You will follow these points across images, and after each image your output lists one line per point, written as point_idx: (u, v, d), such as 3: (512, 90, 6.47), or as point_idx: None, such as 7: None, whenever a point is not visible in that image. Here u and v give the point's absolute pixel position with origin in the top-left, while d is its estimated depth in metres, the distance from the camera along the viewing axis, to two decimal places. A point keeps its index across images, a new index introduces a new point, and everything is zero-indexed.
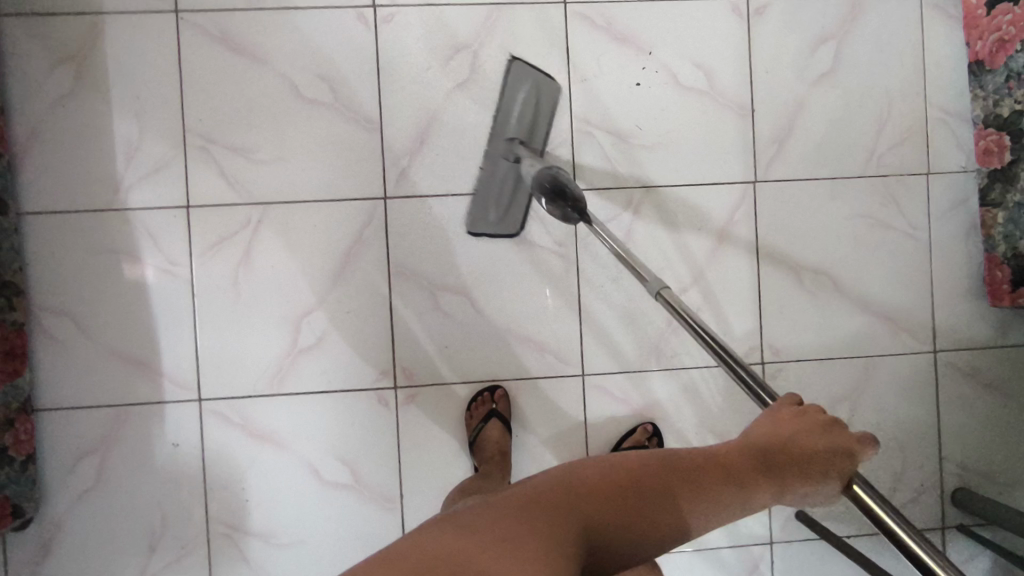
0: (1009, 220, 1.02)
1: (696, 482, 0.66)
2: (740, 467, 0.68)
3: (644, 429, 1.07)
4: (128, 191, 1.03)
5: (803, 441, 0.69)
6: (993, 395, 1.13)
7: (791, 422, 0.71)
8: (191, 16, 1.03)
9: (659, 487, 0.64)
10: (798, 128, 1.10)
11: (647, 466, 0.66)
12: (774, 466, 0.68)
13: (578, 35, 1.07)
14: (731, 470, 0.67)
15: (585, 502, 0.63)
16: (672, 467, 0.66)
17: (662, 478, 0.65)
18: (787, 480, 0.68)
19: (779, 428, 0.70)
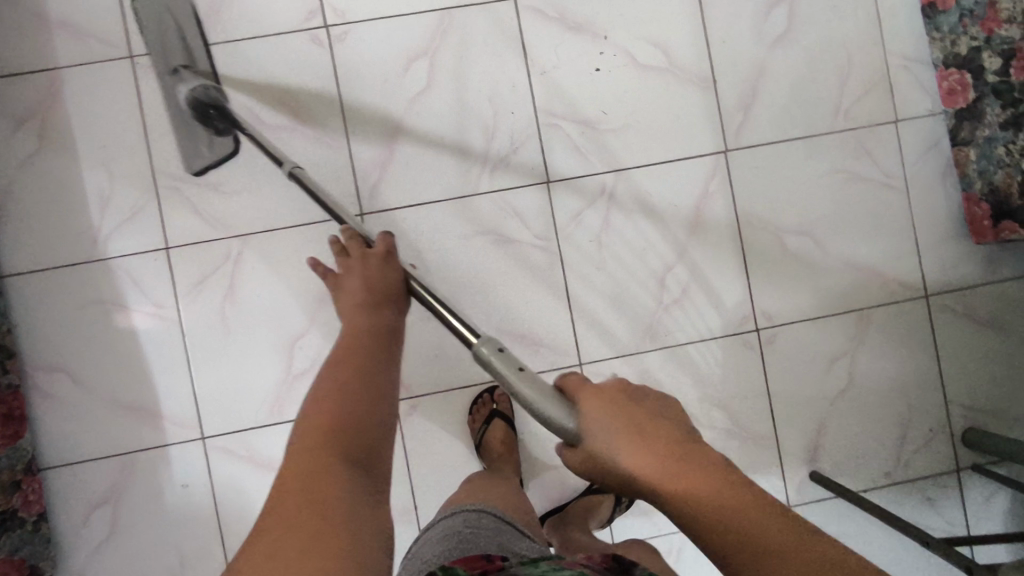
0: (981, 156, 1.02)
1: (372, 366, 0.64)
2: (365, 338, 0.68)
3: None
4: (106, 240, 1.03)
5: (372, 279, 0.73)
6: (990, 331, 1.13)
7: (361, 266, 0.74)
8: (146, 59, 1.03)
9: (364, 382, 0.62)
10: (762, 93, 1.10)
11: (338, 378, 0.62)
12: (374, 308, 0.71)
13: (531, 29, 1.07)
14: (358, 349, 0.66)
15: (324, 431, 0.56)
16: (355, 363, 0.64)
17: (358, 376, 0.62)
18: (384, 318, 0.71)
19: (360, 287, 0.72)
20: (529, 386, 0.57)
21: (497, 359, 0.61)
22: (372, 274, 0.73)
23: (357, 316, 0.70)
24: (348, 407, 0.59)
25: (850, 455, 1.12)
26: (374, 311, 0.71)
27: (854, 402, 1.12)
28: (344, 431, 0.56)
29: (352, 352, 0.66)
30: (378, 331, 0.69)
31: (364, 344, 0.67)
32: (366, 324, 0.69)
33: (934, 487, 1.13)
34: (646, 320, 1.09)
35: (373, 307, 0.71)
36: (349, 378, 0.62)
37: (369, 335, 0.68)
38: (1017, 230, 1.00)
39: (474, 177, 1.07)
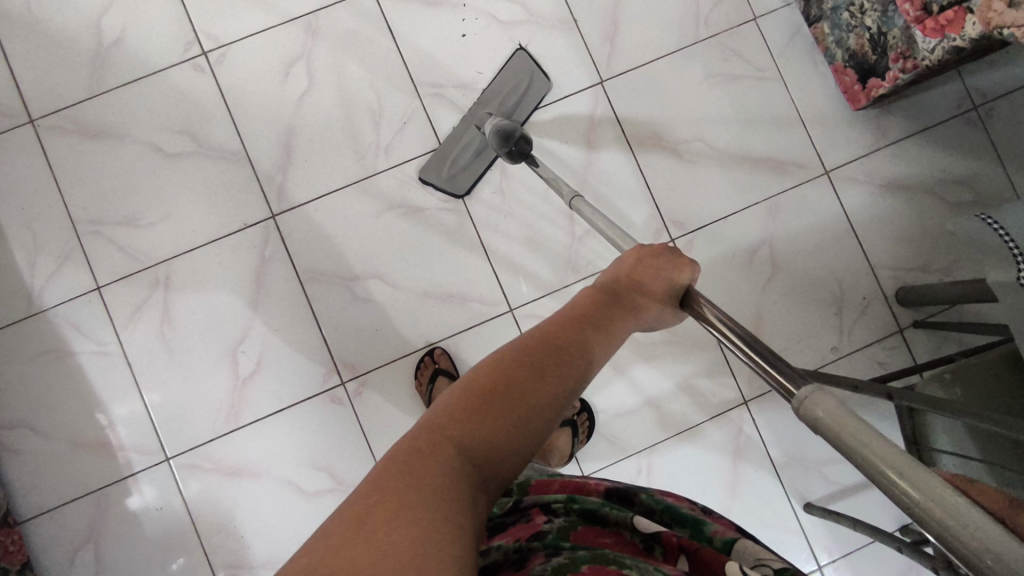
0: (834, 27, 1.07)
1: (580, 347, 0.61)
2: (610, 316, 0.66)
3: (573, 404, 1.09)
4: (40, 293, 1.08)
5: (644, 280, 0.70)
6: (897, 192, 1.16)
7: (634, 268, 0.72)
8: (46, 120, 1.10)
9: (555, 357, 0.58)
10: (622, 21, 1.16)
11: (547, 340, 0.60)
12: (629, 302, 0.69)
13: (394, 12, 1.14)
14: (586, 321, 0.65)
15: (490, 383, 0.54)
16: (562, 337, 0.61)
17: (550, 355, 0.58)
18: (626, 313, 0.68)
19: (629, 273, 0.71)
20: (982, 526, 0.32)
21: (876, 439, 0.37)
22: (657, 274, 0.70)
23: (603, 303, 0.68)
24: (518, 377, 0.55)
25: (793, 339, 1.14)
26: (624, 299, 0.69)
27: (784, 288, 1.14)
28: (505, 401, 0.53)
29: (574, 330, 0.63)
30: (611, 319, 0.66)
31: (588, 317, 0.65)
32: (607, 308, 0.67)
33: (883, 352, 1.14)
34: (564, 255, 1.12)
35: (621, 298, 0.69)
36: (539, 355, 0.58)
37: (594, 317, 0.65)
38: (881, 84, 1.03)
39: (371, 158, 1.12)
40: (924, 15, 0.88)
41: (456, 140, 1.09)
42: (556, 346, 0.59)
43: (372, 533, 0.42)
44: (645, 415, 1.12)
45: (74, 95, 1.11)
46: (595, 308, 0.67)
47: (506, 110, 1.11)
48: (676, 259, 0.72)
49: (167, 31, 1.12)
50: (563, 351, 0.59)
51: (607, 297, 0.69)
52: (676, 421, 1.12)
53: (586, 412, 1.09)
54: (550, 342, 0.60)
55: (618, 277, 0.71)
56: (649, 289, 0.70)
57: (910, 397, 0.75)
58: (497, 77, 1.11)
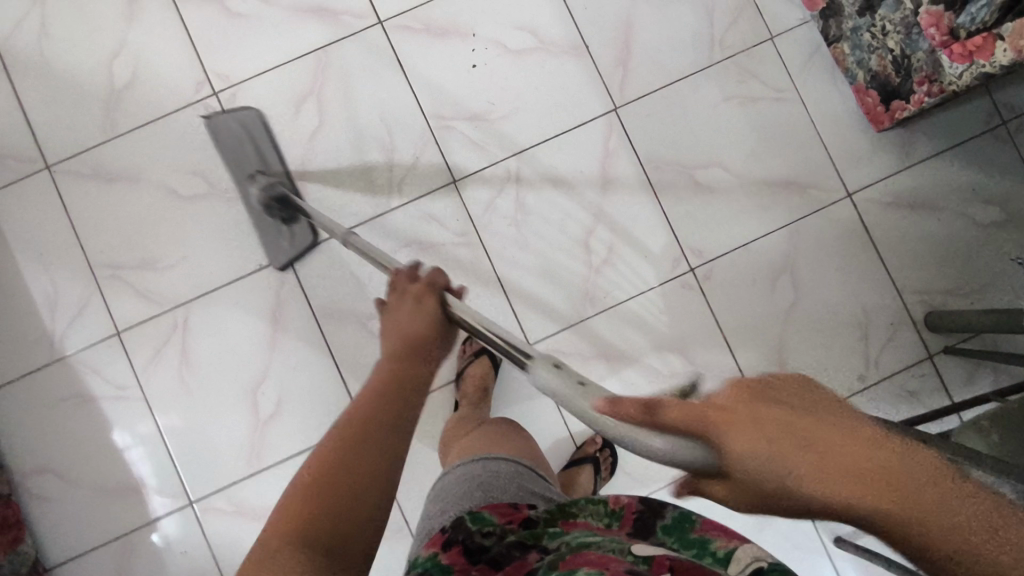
0: (854, 47, 1.04)
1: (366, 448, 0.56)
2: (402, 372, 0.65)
3: (594, 440, 1.08)
4: (61, 338, 1.09)
5: (412, 321, 0.68)
6: (923, 215, 1.13)
7: (405, 315, 0.69)
8: (61, 165, 1.11)
9: (357, 439, 0.57)
10: (635, 45, 1.14)
11: (325, 454, 0.55)
12: (418, 350, 0.67)
13: (403, 46, 1.13)
14: (375, 395, 0.62)
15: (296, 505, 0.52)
16: (343, 443, 0.56)
17: (351, 439, 0.57)
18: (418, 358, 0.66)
19: (398, 324, 0.69)
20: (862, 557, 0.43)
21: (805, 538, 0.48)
22: (422, 314, 0.68)
23: (393, 362, 0.66)
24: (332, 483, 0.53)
25: (819, 368, 1.12)
26: (405, 371, 0.65)
27: (808, 316, 1.12)
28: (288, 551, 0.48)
29: (364, 413, 0.60)
30: (398, 403, 0.62)
31: (374, 405, 0.61)
32: (398, 364, 0.65)
33: (912, 379, 1.11)
34: (582, 288, 1.11)
35: (407, 348, 0.67)
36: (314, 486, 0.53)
37: (379, 408, 0.60)
38: (906, 107, 1.00)
39: (385, 194, 1.12)
40: (951, 40, 0.84)
41: (252, 210, 1.10)
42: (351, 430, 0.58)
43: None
44: None
45: (88, 140, 1.11)
46: (377, 393, 0.62)
47: (259, 159, 1.10)
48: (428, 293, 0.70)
49: (177, 71, 1.12)
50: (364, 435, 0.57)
51: (391, 376, 0.64)
52: None
53: (611, 450, 1.07)
54: (347, 429, 0.58)
55: (394, 330, 0.69)
56: (427, 330, 0.67)
57: (948, 444, 0.73)
58: (224, 116, 1.09)
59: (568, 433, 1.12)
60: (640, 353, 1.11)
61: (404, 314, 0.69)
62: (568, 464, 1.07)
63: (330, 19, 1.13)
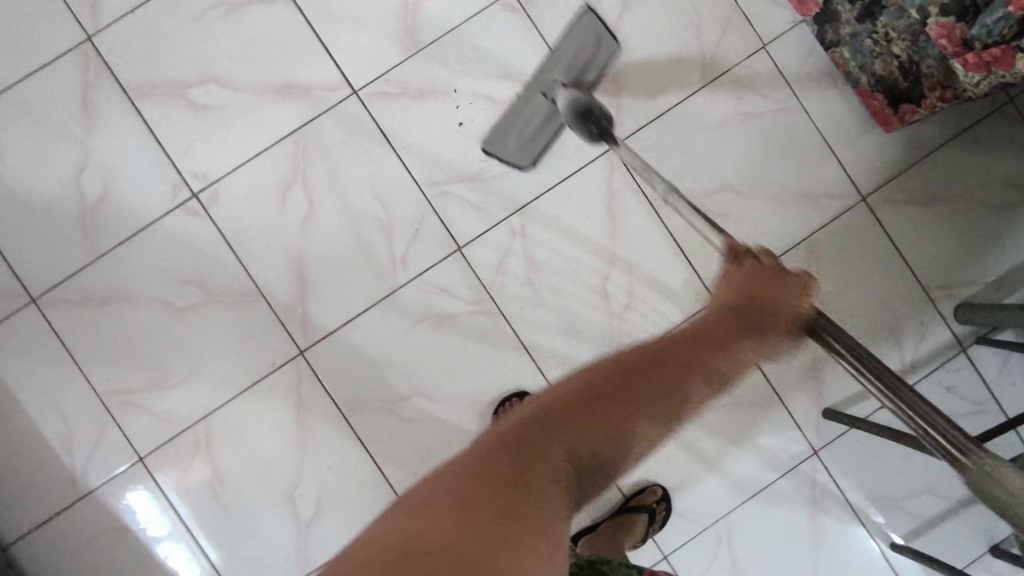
0: (855, 52, 0.98)
1: (623, 410, 0.67)
2: (695, 348, 0.71)
3: (654, 489, 1.07)
4: (84, 474, 1.06)
5: (762, 290, 0.70)
6: (941, 206, 1.09)
7: (745, 274, 0.71)
8: (48, 296, 1.06)
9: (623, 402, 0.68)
10: (624, 76, 1.09)
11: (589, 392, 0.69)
12: (714, 338, 0.71)
13: (385, 114, 1.07)
14: (669, 352, 0.71)
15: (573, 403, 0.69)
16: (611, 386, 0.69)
17: (615, 379, 0.70)
18: (728, 338, 0.70)
19: (740, 278, 0.71)
20: None
21: None
22: (776, 300, 0.69)
23: (698, 329, 0.72)
24: (597, 408, 0.67)
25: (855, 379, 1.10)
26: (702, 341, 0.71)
27: (837, 330, 1.10)
28: (538, 457, 0.64)
29: (655, 357, 0.71)
30: (683, 371, 0.70)
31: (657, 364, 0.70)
32: (722, 325, 0.71)
33: (948, 375, 1.10)
34: (606, 337, 1.08)
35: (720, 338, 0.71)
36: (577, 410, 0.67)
37: (637, 368, 0.70)
38: (916, 110, 0.96)
39: (391, 274, 1.07)
40: (964, 50, 0.79)
41: (516, 116, 1.04)
42: (641, 366, 0.70)
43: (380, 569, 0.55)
44: (717, 483, 1.09)
45: (71, 264, 1.06)
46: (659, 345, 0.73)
47: (572, 74, 1.02)
48: (800, 281, 0.70)
49: (152, 178, 1.06)
50: (651, 377, 0.69)
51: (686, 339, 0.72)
52: (748, 485, 1.09)
53: (667, 504, 1.07)
54: (632, 367, 0.70)
55: (732, 301, 0.71)
56: (774, 301, 0.69)
57: None
58: (568, 34, 1.02)
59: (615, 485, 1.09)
60: None
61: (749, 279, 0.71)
62: (623, 509, 1.06)
63: (301, 97, 1.07)
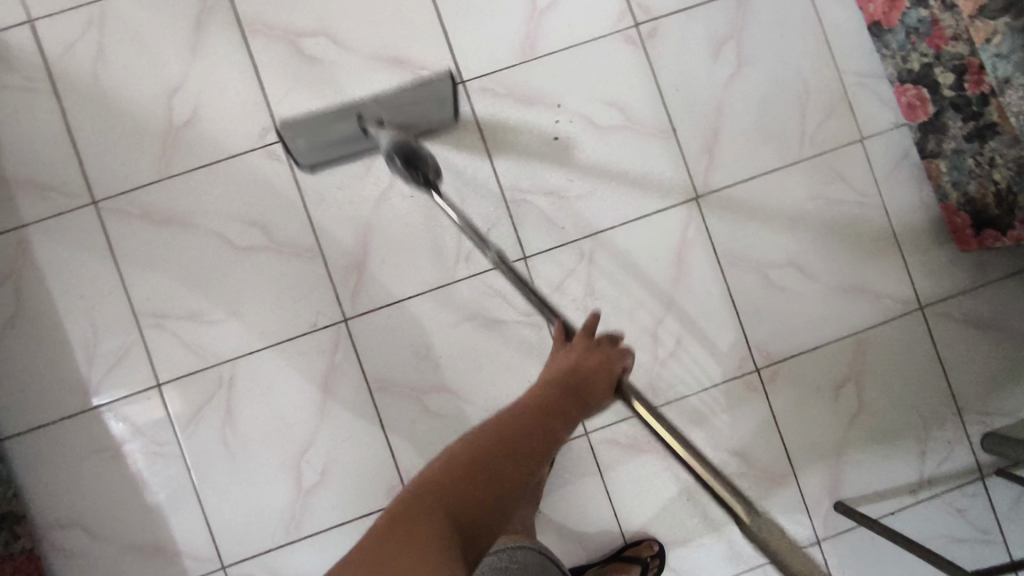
0: (952, 168, 1.03)
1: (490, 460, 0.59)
2: (561, 405, 0.67)
3: (650, 543, 1.07)
4: (99, 387, 1.04)
5: (588, 365, 0.72)
6: (991, 333, 1.11)
7: (581, 352, 0.73)
8: (110, 202, 1.04)
9: (547, 411, 0.66)
10: (722, 134, 1.10)
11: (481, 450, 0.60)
12: (582, 379, 0.70)
13: (485, 108, 1.08)
14: (553, 404, 0.67)
15: (519, 409, 0.66)
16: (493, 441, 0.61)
17: (542, 413, 0.66)
18: (584, 395, 0.69)
19: (571, 359, 0.73)
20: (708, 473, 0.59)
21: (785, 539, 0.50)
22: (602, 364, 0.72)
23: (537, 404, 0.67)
24: (525, 426, 0.63)
25: (875, 479, 1.10)
26: (554, 410, 0.67)
27: (866, 429, 1.11)
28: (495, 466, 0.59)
29: (535, 413, 0.65)
30: (541, 421, 0.65)
31: (550, 397, 0.68)
32: (559, 388, 0.69)
33: (962, 499, 1.11)
34: (644, 378, 1.09)
35: (582, 384, 0.70)
36: (486, 447, 0.60)
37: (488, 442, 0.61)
38: (999, 238, 1.00)
39: (451, 266, 1.07)
40: None
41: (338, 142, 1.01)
42: (528, 409, 0.66)
43: (393, 569, 0.49)
44: (717, 549, 1.09)
45: (141, 178, 1.05)
46: (522, 408, 0.66)
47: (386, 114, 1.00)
48: (603, 346, 0.74)
49: (243, 113, 1.06)
50: (528, 411, 0.66)
51: (534, 404, 0.67)
52: (746, 557, 1.09)
53: (660, 560, 1.06)
54: (519, 412, 0.65)
55: (567, 373, 0.71)
56: (599, 368, 0.72)
57: None
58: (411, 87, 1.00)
59: (617, 526, 1.08)
60: (697, 452, 1.09)
61: (590, 358, 0.73)
62: (616, 556, 1.06)
63: (408, 72, 1.07)
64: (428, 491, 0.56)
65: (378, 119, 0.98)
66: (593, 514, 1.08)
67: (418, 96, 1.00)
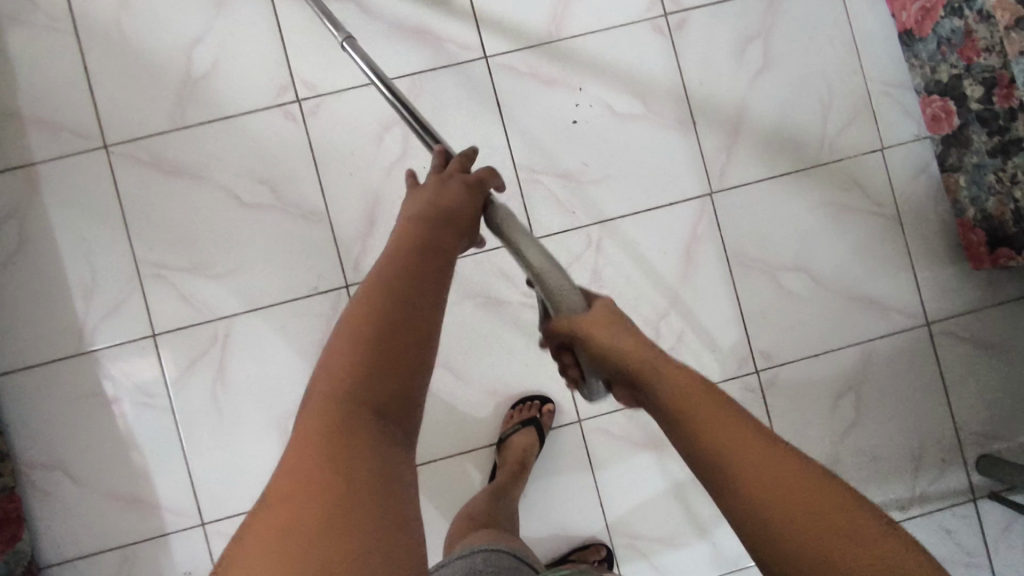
0: (971, 183, 1.02)
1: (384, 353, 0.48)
2: (432, 250, 0.57)
3: (598, 549, 1.05)
4: (94, 331, 1.03)
5: (450, 203, 0.62)
6: (997, 356, 1.10)
7: (440, 190, 0.64)
8: (121, 147, 1.04)
9: (422, 265, 0.55)
10: (742, 132, 1.09)
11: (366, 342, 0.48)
12: (448, 221, 0.61)
13: (505, 85, 1.07)
14: (421, 255, 0.56)
15: (387, 271, 0.54)
16: (398, 316, 0.50)
17: (416, 267, 0.55)
18: (452, 232, 0.61)
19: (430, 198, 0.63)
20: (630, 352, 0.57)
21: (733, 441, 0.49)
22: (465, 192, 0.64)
23: (411, 260, 0.55)
24: (402, 289, 0.52)
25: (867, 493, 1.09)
26: (432, 251, 0.57)
27: (862, 441, 1.09)
28: (393, 352, 0.48)
29: (409, 272, 0.54)
30: (421, 278, 0.54)
31: (423, 250, 0.57)
32: (428, 235, 0.59)
33: (953, 520, 1.10)
34: None
35: (449, 222, 0.61)
36: (368, 336, 0.48)
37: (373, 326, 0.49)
38: (1014, 257, 1.00)
39: None
40: None
41: None
42: (402, 268, 0.54)
43: (331, 523, 0.40)
44: (701, 549, 1.08)
45: (154, 126, 1.04)
46: (398, 270, 0.54)
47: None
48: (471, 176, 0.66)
49: (262, 69, 1.05)
50: (403, 271, 0.54)
51: (402, 263, 0.55)
52: (730, 560, 1.08)
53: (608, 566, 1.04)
54: (388, 275, 0.53)
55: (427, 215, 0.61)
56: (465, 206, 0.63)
57: None
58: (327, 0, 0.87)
59: (602, 517, 1.07)
60: None
61: (449, 194, 0.63)
62: (562, 559, 1.04)
63: (431, 42, 1.06)
64: (325, 416, 0.45)
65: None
66: (578, 504, 1.07)
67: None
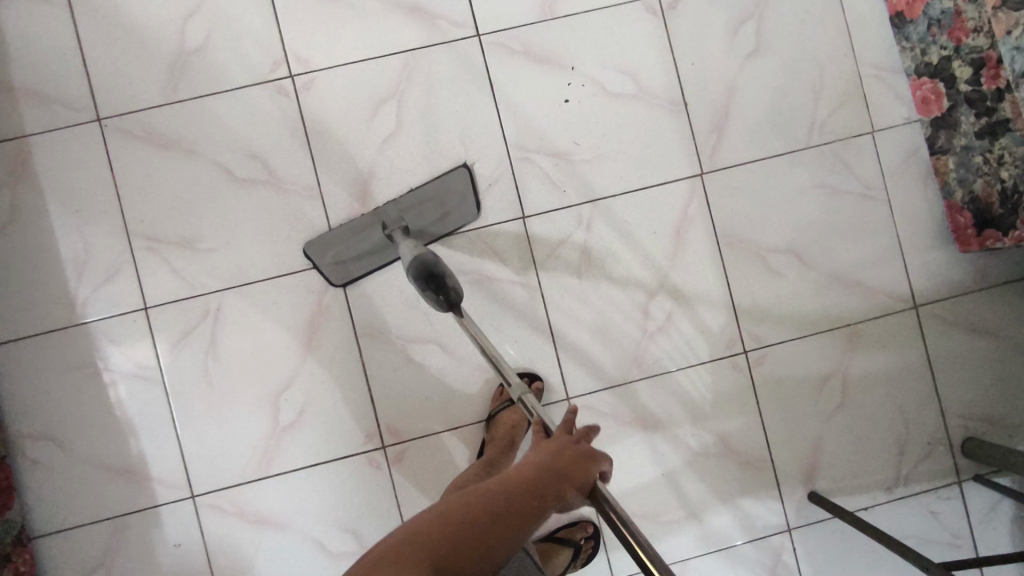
0: (959, 165, 1.04)
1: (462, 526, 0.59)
2: (539, 477, 0.63)
3: (585, 526, 1.06)
4: (85, 304, 1.03)
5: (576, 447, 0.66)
6: (984, 339, 1.11)
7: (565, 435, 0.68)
8: (114, 121, 1.04)
9: (528, 493, 0.63)
10: (734, 114, 1.10)
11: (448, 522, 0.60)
12: (564, 467, 0.64)
13: (498, 64, 1.07)
14: (533, 482, 0.63)
15: (499, 488, 0.64)
16: (490, 504, 0.62)
17: (526, 492, 0.63)
18: (569, 473, 0.63)
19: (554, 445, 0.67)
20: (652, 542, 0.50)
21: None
22: (588, 460, 0.64)
23: (523, 484, 0.64)
24: (497, 502, 0.62)
25: (852, 473, 1.10)
26: (537, 488, 0.63)
27: (848, 422, 1.10)
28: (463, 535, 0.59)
29: (510, 495, 0.63)
30: (515, 505, 0.62)
31: (535, 476, 0.64)
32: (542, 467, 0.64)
33: (938, 501, 1.10)
34: (631, 349, 1.08)
35: (568, 468, 0.64)
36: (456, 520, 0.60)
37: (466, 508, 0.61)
38: (1000, 239, 1.01)
39: None
40: None
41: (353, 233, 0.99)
42: (510, 485, 0.64)
43: None
44: (687, 526, 1.09)
45: (147, 100, 1.04)
46: (507, 488, 0.63)
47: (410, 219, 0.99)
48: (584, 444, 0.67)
49: (255, 45, 1.05)
50: (506, 490, 0.63)
51: (513, 481, 0.64)
52: (716, 538, 1.09)
53: (594, 542, 1.06)
54: (498, 487, 0.64)
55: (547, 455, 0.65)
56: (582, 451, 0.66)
57: None
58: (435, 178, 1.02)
59: None
60: (677, 428, 1.09)
61: (568, 454, 0.65)
62: (549, 535, 1.05)
63: (424, 20, 1.07)
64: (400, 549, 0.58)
65: (405, 226, 0.95)
66: None
67: (421, 198, 1.01)
